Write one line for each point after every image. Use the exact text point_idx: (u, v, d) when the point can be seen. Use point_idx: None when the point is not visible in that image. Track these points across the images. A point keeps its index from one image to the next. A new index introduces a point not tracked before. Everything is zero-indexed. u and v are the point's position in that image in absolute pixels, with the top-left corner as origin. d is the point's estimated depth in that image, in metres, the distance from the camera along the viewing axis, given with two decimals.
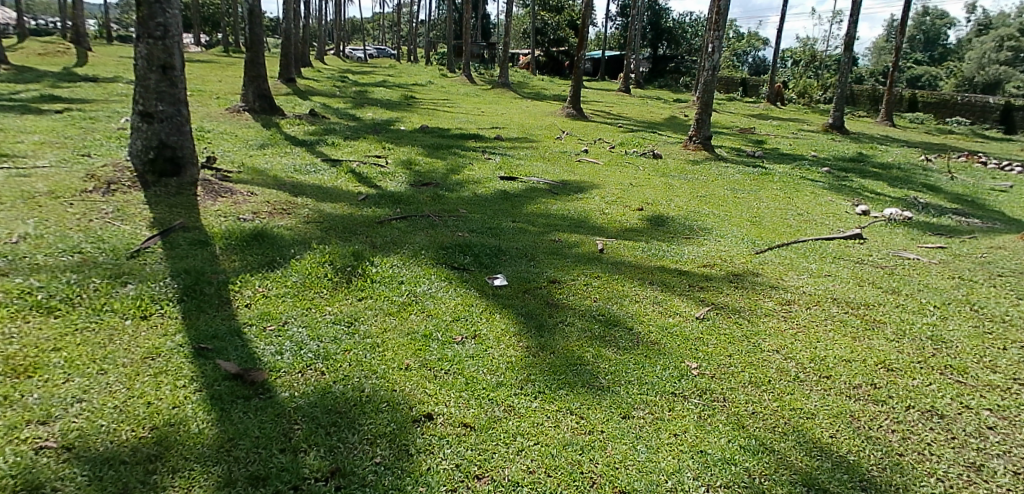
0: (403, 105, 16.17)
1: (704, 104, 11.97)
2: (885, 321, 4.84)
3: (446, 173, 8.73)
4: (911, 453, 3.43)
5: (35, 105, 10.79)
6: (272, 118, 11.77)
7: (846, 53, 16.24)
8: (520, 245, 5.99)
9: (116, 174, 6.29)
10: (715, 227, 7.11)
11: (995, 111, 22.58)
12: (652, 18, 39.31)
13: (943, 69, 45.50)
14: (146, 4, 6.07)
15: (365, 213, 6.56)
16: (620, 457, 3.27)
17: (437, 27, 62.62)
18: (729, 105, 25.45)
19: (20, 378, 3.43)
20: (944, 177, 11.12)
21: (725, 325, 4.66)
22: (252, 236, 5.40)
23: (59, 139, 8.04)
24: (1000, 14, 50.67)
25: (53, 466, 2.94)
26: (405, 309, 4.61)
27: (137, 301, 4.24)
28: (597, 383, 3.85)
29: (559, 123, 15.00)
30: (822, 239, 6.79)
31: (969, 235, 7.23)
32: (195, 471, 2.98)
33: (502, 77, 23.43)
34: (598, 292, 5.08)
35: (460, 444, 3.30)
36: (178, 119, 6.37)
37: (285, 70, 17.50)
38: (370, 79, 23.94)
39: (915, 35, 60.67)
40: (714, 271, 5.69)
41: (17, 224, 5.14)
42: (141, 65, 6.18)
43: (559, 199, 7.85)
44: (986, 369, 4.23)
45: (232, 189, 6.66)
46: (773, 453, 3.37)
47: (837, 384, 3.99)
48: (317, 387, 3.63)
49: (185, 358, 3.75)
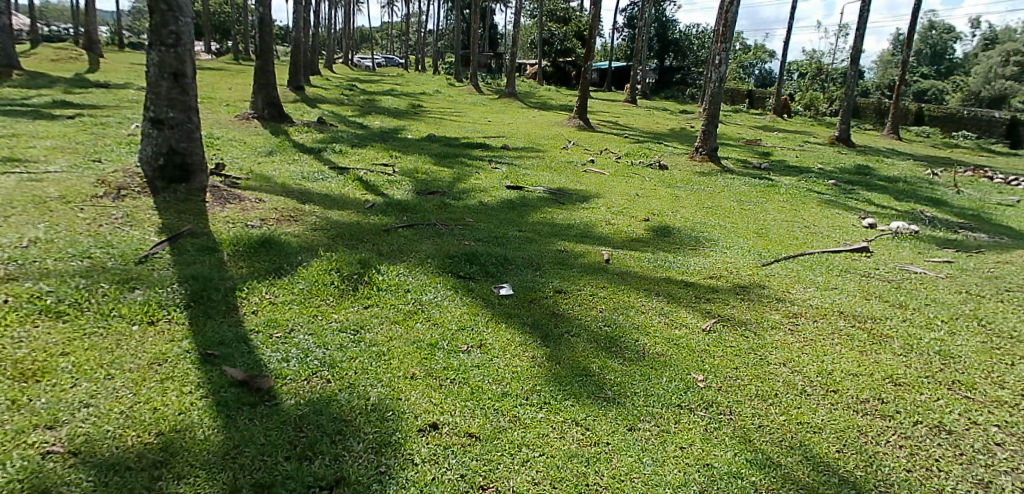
0: (410, 114, 16.21)
1: (710, 116, 12.03)
2: (892, 335, 4.82)
3: (453, 182, 8.75)
4: (919, 469, 3.41)
5: (46, 110, 10.90)
6: (282, 125, 11.82)
7: (853, 66, 16.26)
8: (527, 255, 6.00)
9: (127, 180, 6.37)
10: (721, 239, 7.10)
11: (1002, 125, 22.45)
12: (659, 30, 39.06)
13: (950, 83, 45.33)
14: (159, 12, 6.12)
15: (372, 222, 6.58)
16: (625, 470, 3.25)
17: (443, 37, 62.94)
18: (735, 117, 25.42)
19: (29, 381, 3.45)
20: (951, 191, 11.11)
21: (732, 338, 4.64)
22: (260, 243, 5.43)
23: (71, 144, 8.11)
24: (1006, 30, 50.76)
25: (59, 471, 2.94)
26: (410, 317, 4.61)
27: (144, 306, 4.26)
28: (604, 395, 3.84)
29: (567, 133, 15.02)
30: (828, 252, 6.78)
31: (976, 249, 7.21)
32: (200, 478, 2.99)
33: (509, 87, 23.48)
34: (604, 302, 5.08)
35: (464, 454, 3.30)
36: (189, 125, 6.39)
37: (293, 78, 17.57)
38: (377, 88, 23.98)
39: (921, 49, 60.82)
40: (720, 283, 5.68)
41: (28, 228, 5.18)
42: (153, 72, 6.21)
43: (565, 209, 7.86)
44: (995, 386, 4.20)
45: (240, 196, 6.72)
46: (779, 468, 3.36)
47: (844, 398, 3.97)
48: (322, 394, 3.64)
49: (191, 364, 3.77)
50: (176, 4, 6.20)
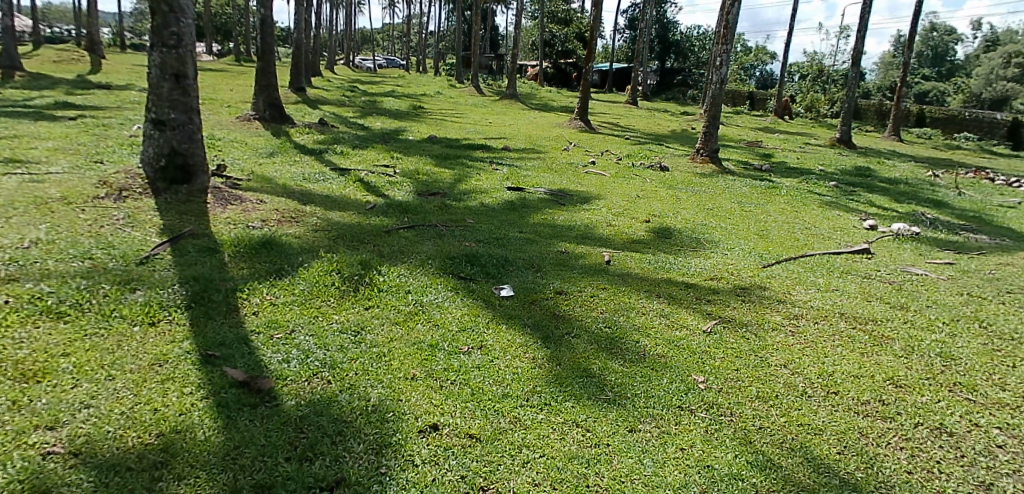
0: (411, 115, 16.19)
1: (711, 117, 12.04)
2: (894, 337, 4.82)
3: (454, 183, 8.76)
4: (920, 471, 3.41)
5: (48, 111, 10.92)
6: (283, 127, 11.83)
7: (855, 68, 16.25)
8: (528, 256, 5.99)
9: (128, 182, 6.37)
10: (722, 240, 7.10)
11: (1004, 127, 22.42)
12: (660, 31, 39.08)
13: (951, 85, 45.32)
14: (160, 14, 6.14)
15: (373, 223, 6.58)
16: (626, 471, 3.25)
17: (445, 38, 63.10)
18: (736, 118, 25.42)
19: (29, 382, 3.46)
20: (952, 193, 11.10)
21: (733, 340, 4.64)
22: (261, 244, 5.43)
23: (73, 145, 8.12)
24: (1007, 32, 50.74)
25: (60, 471, 2.94)
26: (411, 318, 4.61)
27: (145, 307, 4.26)
28: (604, 396, 3.84)
29: (568, 135, 15.03)
30: (829, 254, 6.78)
31: (978, 251, 7.20)
32: (200, 479, 2.99)
33: (511, 89, 23.51)
34: (605, 303, 5.08)
35: (465, 455, 3.29)
36: (190, 126, 6.39)
37: (295, 80, 17.60)
38: (378, 90, 23.95)
39: (922, 50, 60.76)
40: (720, 284, 5.68)
41: (29, 229, 5.19)
42: (155, 73, 6.22)
43: (565, 210, 7.85)
44: (996, 387, 4.20)
45: (242, 197, 6.73)
46: (780, 469, 3.36)
47: (845, 400, 3.97)
48: (323, 396, 3.64)
49: (192, 365, 3.77)
50: (178, 6, 6.22)
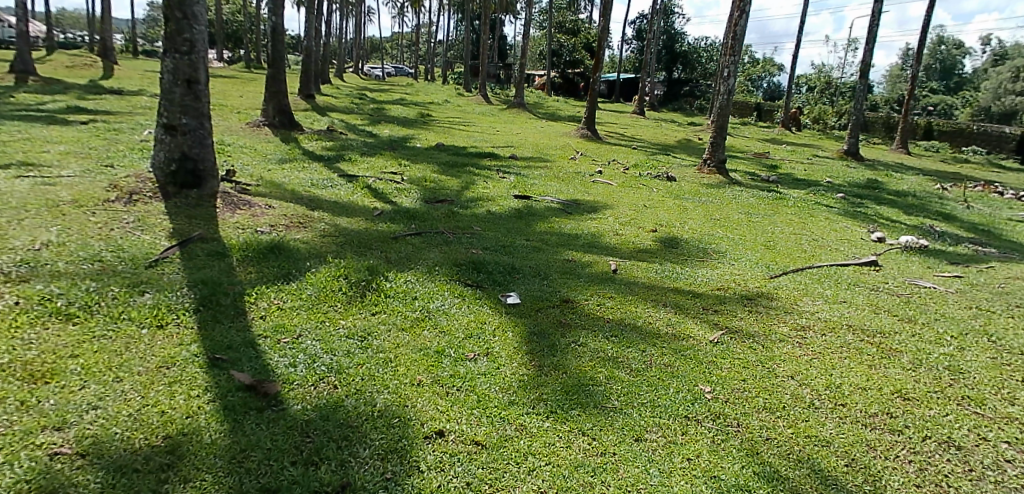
0: (419, 123, 16.25)
1: (718, 128, 12.07)
2: (902, 350, 4.79)
3: (461, 190, 8.80)
4: (928, 485, 3.39)
5: (60, 115, 11.01)
6: (292, 132, 11.91)
7: (863, 79, 16.23)
8: (534, 263, 6.01)
9: (139, 185, 6.43)
10: (728, 251, 7.08)
11: (1013, 141, 22.26)
12: (667, 42, 39.30)
13: (961, 98, 45.08)
14: (174, 20, 6.19)
15: (380, 228, 6.61)
16: (632, 481, 3.24)
17: (453, 48, 63.78)
18: (743, 130, 25.50)
19: (38, 383, 3.47)
20: (961, 206, 11.05)
21: (740, 350, 4.63)
22: (268, 248, 5.45)
23: (84, 149, 8.20)
24: (1017, 46, 50.49)
25: (66, 472, 2.95)
26: (418, 324, 4.62)
27: (154, 310, 4.29)
28: (610, 404, 3.83)
29: (575, 144, 15.06)
30: (837, 265, 6.75)
31: (987, 264, 7.18)
32: (206, 481, 2.99)
33: (518, 99, 23.69)
34: (611, 312, 5.07)
35: (471, 461, 3.29)
36: (201, 132, 6.43)
37: (304, 86, 17.74)
38: (388, 98, 23.98)
39: (931, 62, 60.49)
40: (727, 294, 5.69)
41: (40, 231, 5.24)
42: (167, 78, 6.28)
43: (572, 219, 7.88)
44: (1005, 402, 4.17)
45: (251, 202, 6.77)
46: (786, 481, 3.34)
47: (852, 412, 3.95)
48: (329, 401, 3.64)
49: (199, 368, 3.78)
50: (191, 13, 6.27)
